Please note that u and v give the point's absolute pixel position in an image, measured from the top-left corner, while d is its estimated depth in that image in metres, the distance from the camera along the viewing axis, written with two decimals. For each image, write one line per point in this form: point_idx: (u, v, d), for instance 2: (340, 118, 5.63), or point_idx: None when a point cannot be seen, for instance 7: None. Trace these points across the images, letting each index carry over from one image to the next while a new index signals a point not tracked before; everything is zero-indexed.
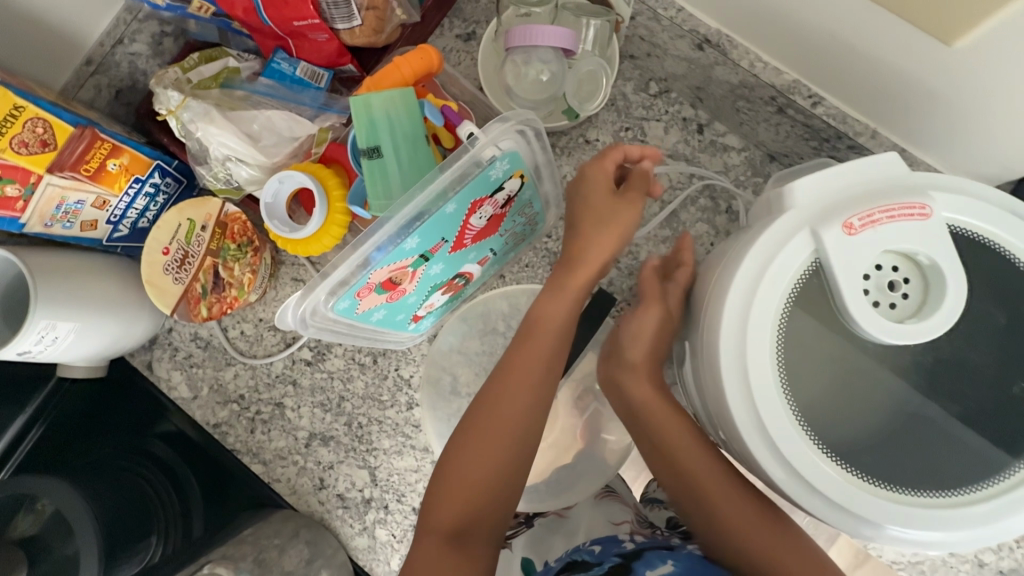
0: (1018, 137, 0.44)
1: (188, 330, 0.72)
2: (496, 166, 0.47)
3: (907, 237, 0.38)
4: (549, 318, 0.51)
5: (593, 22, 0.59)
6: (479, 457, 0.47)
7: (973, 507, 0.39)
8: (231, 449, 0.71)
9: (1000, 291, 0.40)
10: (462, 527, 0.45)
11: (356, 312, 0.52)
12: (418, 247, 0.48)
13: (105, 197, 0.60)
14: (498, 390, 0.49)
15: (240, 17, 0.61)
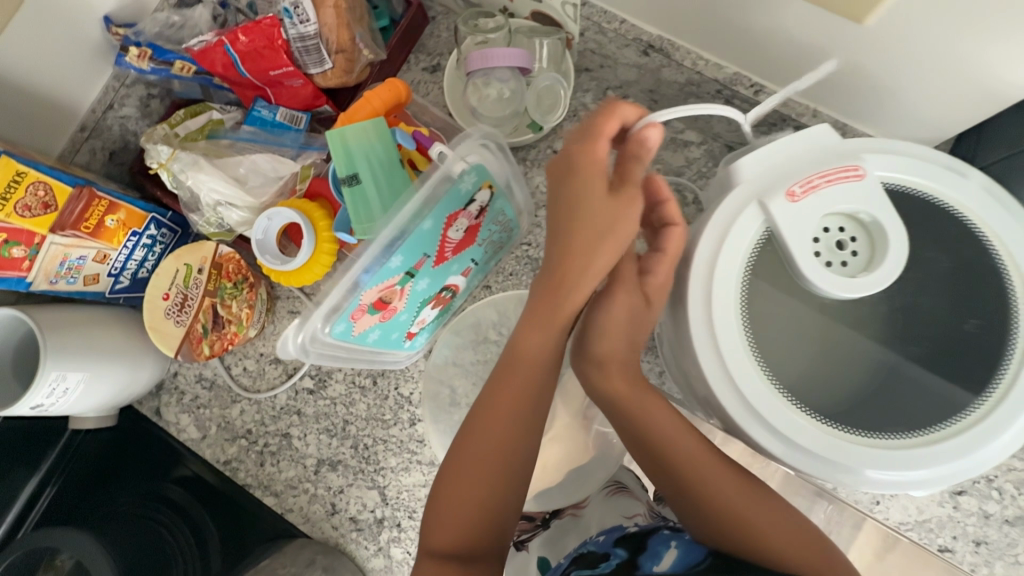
0: (937, 99, 0.49)
1: (193, 372, 0.74)
2: (462, 179, 0.50)
3: (845, 198, 0.41)
4: (535, 342, 0.47)
5: (546, 41, 0.64)
6: (476, 474, 0.46)
7: (947, 444, 0.41)
8: (243, 484, 0.73)
9: (941, 237, 0.43)
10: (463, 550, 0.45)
11: (352, 334, 0.54)
12: (402, 264, 0.50)
13: (105, 251, 0.63)
14: (491, 405, 0.47)
15: (220, 74, 0.66)
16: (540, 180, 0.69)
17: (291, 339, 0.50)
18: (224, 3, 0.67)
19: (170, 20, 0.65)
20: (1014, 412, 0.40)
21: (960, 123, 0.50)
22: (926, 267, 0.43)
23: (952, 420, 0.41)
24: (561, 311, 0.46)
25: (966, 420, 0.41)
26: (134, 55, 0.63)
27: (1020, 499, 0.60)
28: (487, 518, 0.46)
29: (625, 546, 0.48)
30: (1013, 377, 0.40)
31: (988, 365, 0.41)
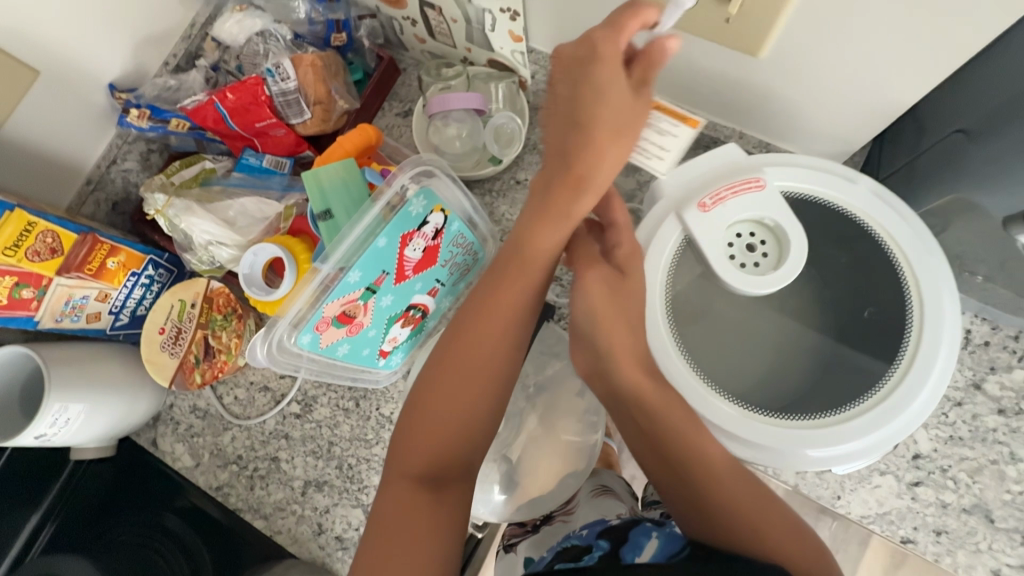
0: (836, 114, 0.55)
1: (188, 403, 0.78)
2: (412, 202, 0.56)
3: (749, 205, 0.49)
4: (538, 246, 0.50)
5: (500, 84, 0.72)
6: (483, 379, 0.51)
7: (857, 420, 0.47)
8: (233, 509, 0.76)
9: (834, 239, 0.52)
10: (432, 471, 0.50)
11: (320, 347, 0.59)
12: (362, 279, 0.56)
13: (106, 291, 0.69)
14: (481, 327, 0.51)
15: (211, 127, 0.73)
16: (505, 209, 0.75)
17: (259, 347, 0.59)
18: (216, 68, 0.76)
19: (168, 84, 0.74)
20: (921, 375, 0.47)
21: (864, 135, 0.56)
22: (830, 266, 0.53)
23: (870, 393, 0.48)
24: (564, 210, 0.49)
25: (886, 387, 0.47)
26: (134, 116, 0.71)
27: (975, 487, 0.63)
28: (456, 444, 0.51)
29: (608, 539, 0.49)
30: (915, 345, 0.47)
31: (891, 339, 0.49)
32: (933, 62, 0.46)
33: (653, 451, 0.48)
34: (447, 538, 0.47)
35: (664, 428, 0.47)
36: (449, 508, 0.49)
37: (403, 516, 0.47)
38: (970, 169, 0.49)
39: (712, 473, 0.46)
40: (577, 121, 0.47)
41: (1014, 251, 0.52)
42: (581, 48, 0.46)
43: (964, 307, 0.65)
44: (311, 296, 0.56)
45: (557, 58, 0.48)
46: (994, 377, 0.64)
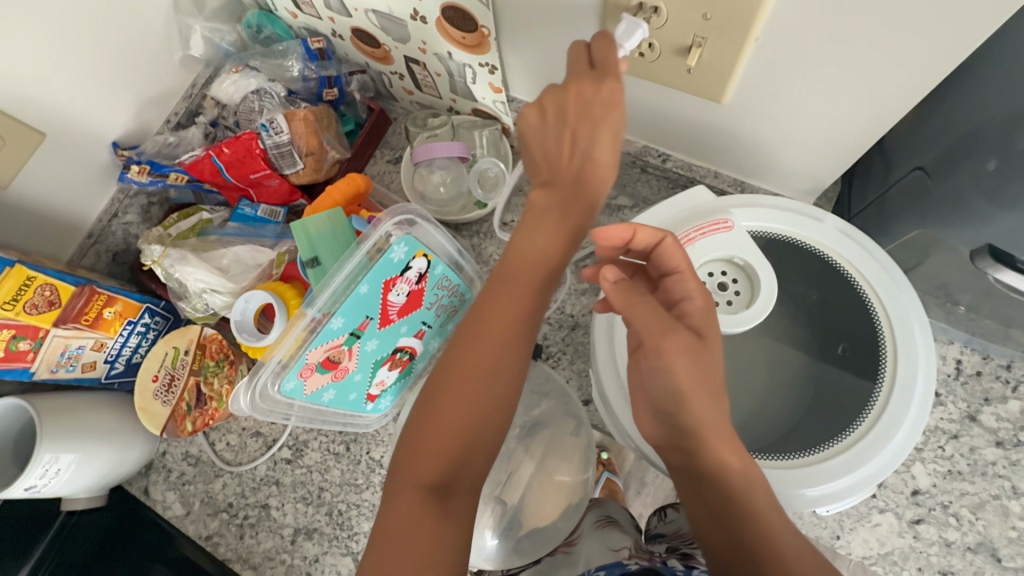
0: (798, 159, 0.58)
1: (180, 450, 0.79)
2: (394, 248, 0.57)
3: (718, 246, 0.51)
4: (552, 253, 0.51)
5: (484, 132, 0.75)
6: (490, 384, 0.48)
7: (841, 454, 0.48)
8: (222, 559, 0.75)
9: (809, 274, 0.53)
10: (434, 484, 0.46)
11: (305, 393, 0.60)
12: (345, 325, 0.57)
13: (102, 340, 0.71)
14: (479, 328, 0.49)
15: (208, 180, 0.77)
16: (491, 250, 0.77)
17: (240, 395, 0.58)
18: (214, 123, 0.81)
19: (168, 141, 0.78)
20: (903, 399, 0.48)
21: (830, 173, 0.58)
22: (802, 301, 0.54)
23: (855, 424, 0.49)
24: (576, 222, 0.51)
25: (869, 419, 0.49)
26: (135, 171, 0.74)
27: (978, 524, 0.61)
28: (463, 459, 0.47)
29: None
30: (893, 372, 0.49)
31: (871, 361, 0.50)
32: (885, 102, 0.48)
33: (701, 497, 0.45)
34: (454, 558, 0.44)
35: (721, 465, 0.44)
36: (453, 522, 0.45)
37: (406, 545, 0.44)
38: (932, 205, 0.51)
39: (768, 534, 0.43)
40: (585, 156, 0.50)
41: (989, 282, 0.53)
42: (602, 89, 0.47)
43: (953, 338, 0.65)
44: (298, 342, 0.56)
45: (571, 90, 0.49)
46: (989, 408, 0.63)
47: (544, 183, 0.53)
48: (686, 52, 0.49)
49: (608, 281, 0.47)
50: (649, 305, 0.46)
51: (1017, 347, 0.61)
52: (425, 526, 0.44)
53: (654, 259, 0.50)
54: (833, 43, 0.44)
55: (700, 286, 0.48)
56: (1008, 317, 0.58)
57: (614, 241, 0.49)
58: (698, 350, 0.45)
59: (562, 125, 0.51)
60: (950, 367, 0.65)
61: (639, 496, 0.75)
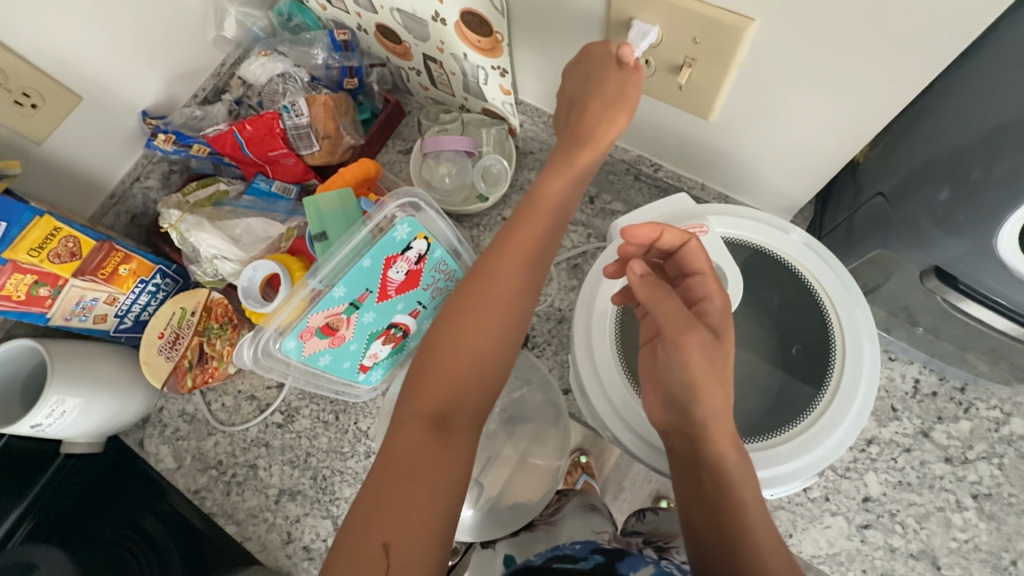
0: (774, 177, 0.63)
1: (177, 407, 0.82)
2: (397, 228, 0.61)
3: None
4: (551, 200, 0.58)
5: (491, 129, 0.81)
6: (492, 325, 0.56)
7: (783, 445, 0.53)
8: (208, 513, 0.78)
9: (776, 282, 0.59)
10: (438, 414, 0.53)
11: (302, 354, 0.63)
12: (345, 295, 0.61)
13: (115, 295, 0.75)
14: (488, 277, 0.56)
15: (228, 153, 0.81)
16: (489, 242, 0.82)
17: (244, 349, 0.62)
18: (238, 102, 0.85)
19: (194, 114, 0.83)
20: (844, 404, 0.53)
21: (806, 192, 0.63)
22: (764, 304, 0.59)
23: (800, 420, 0.54)
24: (582, 170, 0.59)
25: (812, 418, 0.53)
26: (161, 140, 0.78)
27: (922, 533, 0.65)
28: (463, 396, 0.54)
29: (603, 555, 0.52)
30: (838, 378, 0.54)
31: (819, 368, 0.55)
32: (856, 127, 0.53)
33: (695, 481, 0.51)
34: (453, 489, 0.51)
35: (705, 448, 0.50)
36: (452, 450, 0.52)
37: (407, 466, 0.50)
38: (892, 229, 0.55)
39: (744, 517, 0.48)
40: (579, 112, 0.59)
41: (938, 301, 0.58)
42: (587, 54, 0.58)
43: (913, 358, 0.69)
44: (298, 307, 0.60)
45: (573, 64, 0.60)
46: (941, 426, 0.68)
47: (561, 145, 0.61)
48: (678, 69, 0.54)
49: (636, 274, 0.52)
50: (670, 300, 0.51)
51: (971, 370, 0.65)
52: (428, 451, 0.51)
53: (676, 257, 0.56)
54: (808, 73, 0.49)
55: (720, 289, 0.53)
56: (963, 341, 0.62)
57: (642, 238, 0.54)
58: (706, 344, 0.50)
59: (566, 95, 0.62)
60: (909, 386, 0.69)
61: (615, 500, 0.75)
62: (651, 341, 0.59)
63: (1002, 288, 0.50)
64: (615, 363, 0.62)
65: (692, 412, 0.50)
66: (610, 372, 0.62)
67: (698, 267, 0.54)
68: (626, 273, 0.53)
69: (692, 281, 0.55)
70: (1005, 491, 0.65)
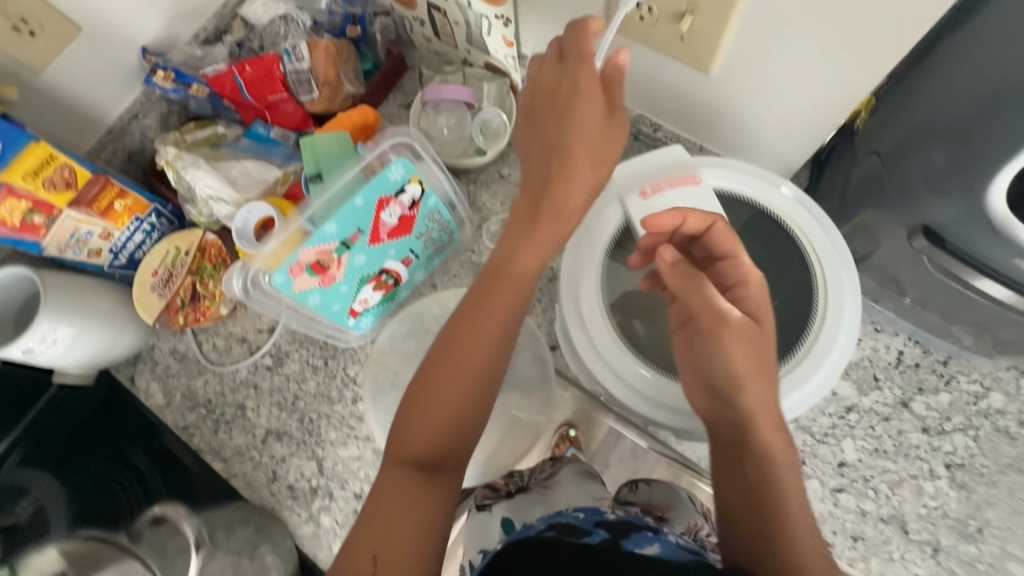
0: (772, 137, 0.63)
1: (169, 346, 0.83)
2: (391, 169, 0.61)
3: (684, 196, 0.60)
4: (523, 268, 0.54)
5: (492, 83, 0.79)
6: (472, 377, 0.53)
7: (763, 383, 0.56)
8: (195, 449, 0.79)
9: (759, 239, 0.62)
10: (426, 457, 0.52)
11: (292, 291, 0.62)
12: (337, 233, 0.60)
13: (109, 230, 0.76)
14: (478, 320, 0.54)
15: (227, 95, 0.80)
16: (485, 198, 0.83)
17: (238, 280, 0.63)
18: (239, 44, 0.84)
19: (194, 53, 0.82)
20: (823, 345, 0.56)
21: (803, 152, 0.63)
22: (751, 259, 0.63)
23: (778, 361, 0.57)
24: (555, 241, 0.55)
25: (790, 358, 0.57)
26: (160, 77, 0.78)
27: (894, 499, 0.66)
28: (453, 441, 0.53)
29: (607, 529, 0.50)
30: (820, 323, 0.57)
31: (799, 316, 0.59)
32: (854, 85, 0.53)
33: (737, 467, 0.52)
34: (439, 536, 0.50)
35: (749, 431, 0.52)
36: (436, 497, 0.51)
37: (396, 510, 0.50)
38: (886, 193, 0.55)
39: (783, 511, 0.48)
40: (557, 147, 0.54)
41: (928, 266, 0.58)
42: (569, 86, 0.53)
43: (898, 330, 0.70)
44: (288, 242, 0.60)
45: (540, 86, 0.56)
46: (921, 397, 0.68)
47: (526, 183, 0.56)
48: (680, 18, 0.53)
49: (665, 260, 0.54)
50: (701, 287, 0.53)
51: (954, 343, 0.66)
52: (412, 500, 0.50)
53: (707, 242, 0.58)
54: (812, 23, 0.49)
55: (754, 270, 0.55)
56: (950, 312, 0.62)
57: (665, 225, 0.57)
58: (745, 329, 0.52)
59: (539, 113, 0.56)
60: (893, 357, 0.70)
61: (596, 456, 0.76)
62: (684, 328, 0.59)
63: (987, 252, 0.51)
64: (601, 316, 0.63)
65: (734, 395, 0.52)
66: (596, 324, 0.63)
67: (723, 251, 0.57)
68: (656, 261, 0.55)
69: (723, 264, 0.57)
70: (977, 463, 0.66)
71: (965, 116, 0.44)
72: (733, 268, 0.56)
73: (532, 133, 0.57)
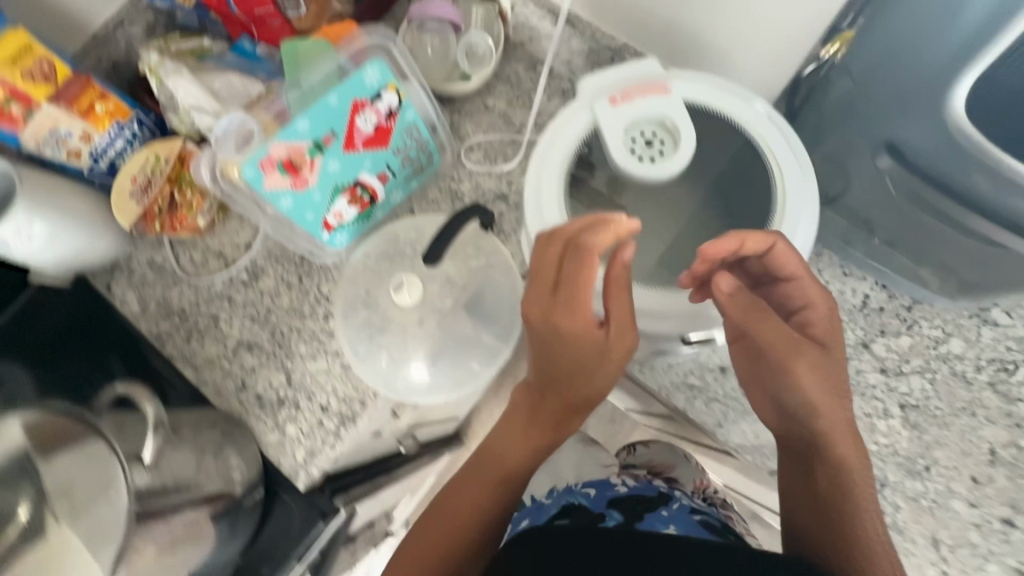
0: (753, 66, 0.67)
1: (146, 257, 0.84)
2: (367, 72, 0.61)
3: (653, 104, 0.59)
4: (513, 457, 0.63)
5: (481, 8, 0.78)
6: (527, 438, 0.63)
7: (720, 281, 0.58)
8: (167, 356, 0.80)
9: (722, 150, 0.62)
10: (480, 514, 0.60)
11: (263, 189, 0.62)
12: (309, 131, 0.60)
13: (90, 132, 0.75)
14: (539, 363, 0.58)
15: (215, 7, 0.80)
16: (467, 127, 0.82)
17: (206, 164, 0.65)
18: None
19: None
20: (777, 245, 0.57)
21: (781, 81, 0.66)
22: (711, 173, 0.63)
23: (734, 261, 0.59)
24: (554, 410, 0.61)
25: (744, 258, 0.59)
26: None
27: None
28: (504, 494, 0.62)
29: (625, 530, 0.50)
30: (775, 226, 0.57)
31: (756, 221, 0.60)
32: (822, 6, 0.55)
33: (802, 472, 0.57)
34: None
35: (832, 447, 0.54)
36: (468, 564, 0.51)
37: (437, 536, 0.59)
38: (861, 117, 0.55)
39: (865, 513, 0.52)
40: (552, 335, 0.54)
41: (897, 198, 0.58)
42: (563, 322, 0.53)
43: (865, 274, 0.71)
44: (264, 137, 0.60)
45: (534, 283, 0.56)
46: (882, 339, 0.69)
47: (535, 352, 0.58)
48: None
49: (723, 291, 0.52)
50: (761, 315, 0.53)
51: (920, 286, 0.66)
52: (452, 530, 0.59)
53: (766, 260, 0.56)
54: None
55: (817, 290, 0.56)
56: (918, 253, 0.63)
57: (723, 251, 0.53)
58: (807, 360, 0.54)
59: (550, 295, 0.54)
60: (858, 300, 0.71)
61: None
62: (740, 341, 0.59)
63: (955, 175, 0.51)
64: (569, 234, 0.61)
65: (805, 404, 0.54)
66: None
67: (790, 272, 0.56)
68: (714, 292, 0.53)
69: (792, 283, 0.56)
70: (931, 404, 0.67)
71: (948, 24, 0.43)
72: (805, 282, 0.56)
73: (542, 363, 0.58)
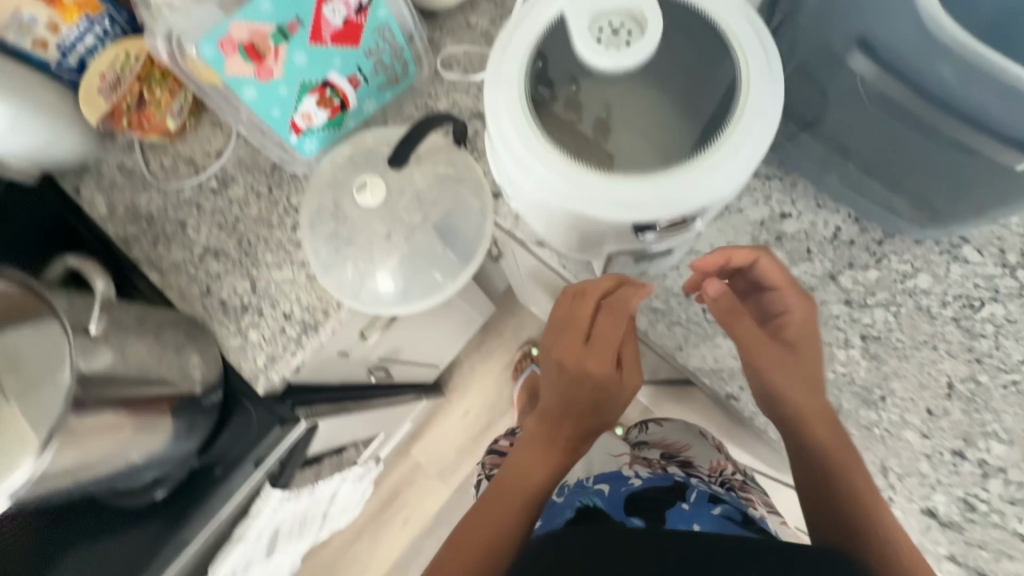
0: None
1: (116, 161, 0.83)
2: None
3: None
4: (532, 475, 0.65)
5: None
6: (547, 442, 0.67)
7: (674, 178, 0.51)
8: (133, 259, 0.80)
9: (695, 50, 0.56)
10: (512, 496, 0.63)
11: (223, 72, 0.61)
12: (272, 15, 0.58)
13: (56, 22, 0.72)
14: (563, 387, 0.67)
15: None
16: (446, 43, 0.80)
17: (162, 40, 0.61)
18: None
19: None
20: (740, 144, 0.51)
21: None
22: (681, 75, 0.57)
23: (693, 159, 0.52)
24: (579, 423, 0.68)
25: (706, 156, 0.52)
26: None
27: None
28: (525, 488, 0.64)
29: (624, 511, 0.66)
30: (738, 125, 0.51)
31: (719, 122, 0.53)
32: None
33: (806, 467, 0.62)
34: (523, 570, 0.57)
35: (813, 431, 0.62)
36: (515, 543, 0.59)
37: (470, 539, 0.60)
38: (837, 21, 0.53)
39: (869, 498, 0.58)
40: (579, 374, 0.66)
41: (872, 112, 0.56)
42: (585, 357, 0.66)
43: (840, 206, 0.69)
44: (224, 11, 0.58)
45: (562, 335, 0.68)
46: (850, 271, 0.68)
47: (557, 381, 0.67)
48: None
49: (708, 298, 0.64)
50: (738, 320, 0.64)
51: (894, 217, 0.65)
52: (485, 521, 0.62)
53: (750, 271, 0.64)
54: None
55: (796, 299, 0.63)
56: (895, 180, 0.61)
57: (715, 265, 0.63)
58: (780, 356, 0.62)
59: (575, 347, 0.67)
60: (830, 232, 0.70)
61: None
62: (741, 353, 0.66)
63: (937, 79, 0.49)
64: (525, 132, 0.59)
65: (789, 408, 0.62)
66: None
67: (777, 283, 0.63)
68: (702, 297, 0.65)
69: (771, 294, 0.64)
70: (893, 337, 0.66)
71: None
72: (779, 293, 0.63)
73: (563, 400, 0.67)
